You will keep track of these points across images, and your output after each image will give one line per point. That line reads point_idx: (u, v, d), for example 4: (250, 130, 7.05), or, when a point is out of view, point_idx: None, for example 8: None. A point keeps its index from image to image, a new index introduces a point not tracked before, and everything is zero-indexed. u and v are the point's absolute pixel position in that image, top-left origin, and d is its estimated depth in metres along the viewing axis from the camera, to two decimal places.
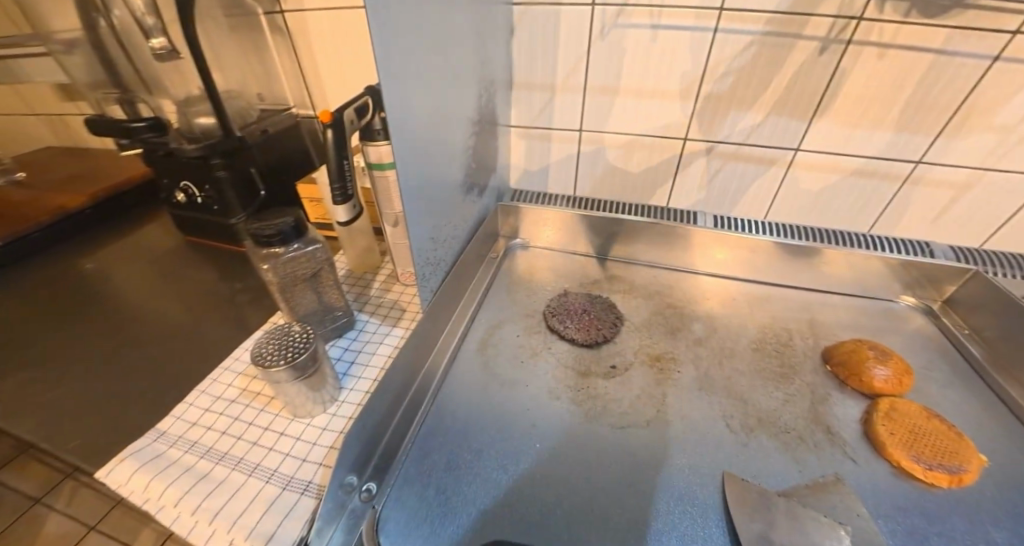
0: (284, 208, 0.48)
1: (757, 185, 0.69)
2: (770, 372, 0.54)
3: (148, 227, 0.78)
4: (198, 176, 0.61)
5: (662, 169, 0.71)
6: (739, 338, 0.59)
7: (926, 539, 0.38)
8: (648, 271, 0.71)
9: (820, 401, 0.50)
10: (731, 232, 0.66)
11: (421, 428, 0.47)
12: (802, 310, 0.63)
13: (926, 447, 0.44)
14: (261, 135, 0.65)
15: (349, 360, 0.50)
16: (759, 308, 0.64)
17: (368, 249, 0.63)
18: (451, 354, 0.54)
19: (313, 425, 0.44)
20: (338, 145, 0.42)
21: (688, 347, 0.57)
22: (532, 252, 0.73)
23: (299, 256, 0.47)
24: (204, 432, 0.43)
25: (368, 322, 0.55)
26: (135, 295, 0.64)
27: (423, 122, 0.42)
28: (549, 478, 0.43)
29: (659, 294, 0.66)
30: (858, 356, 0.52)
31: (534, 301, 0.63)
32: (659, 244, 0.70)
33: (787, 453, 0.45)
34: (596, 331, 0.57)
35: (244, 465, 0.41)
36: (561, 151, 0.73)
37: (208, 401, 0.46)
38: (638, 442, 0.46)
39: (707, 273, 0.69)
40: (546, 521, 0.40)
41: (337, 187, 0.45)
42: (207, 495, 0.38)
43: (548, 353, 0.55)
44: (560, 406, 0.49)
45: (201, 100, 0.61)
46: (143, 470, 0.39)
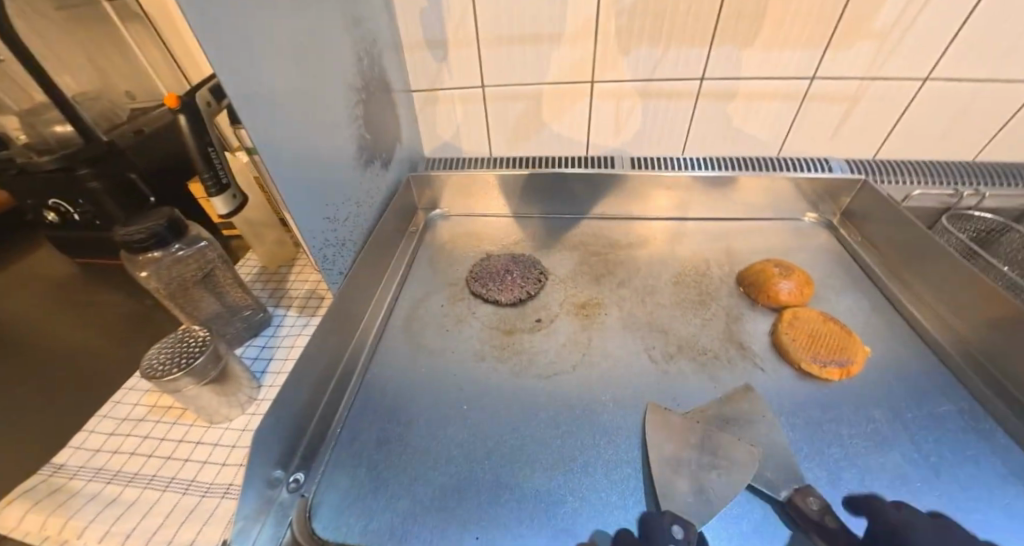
0: (156, 209, 0.44)
1: (669, 121, 0.69)
2: (688, 301, 0.56)
3: (31, 254, 0.71)
4: (66, 191, 0.56)
5: (576, 118, 0.71)
6: (660, 274, 0.61)
7: (820, 427, 0.42)
8: (574, 223, 0.71)
9: (733, 321, 0.53)
10: (646, 171, 0.66)
11: (349, 410, 0.46)
12: (719, 239, 0.65)
13: (822, 346, 0.47)
14: (134, 136, 0.58)
15: (266, 358, 0.49)
16: (679, 243, 0.65)
17: (280, 241, 0.60)
18: (376, 333, 0.53)
19: (231, 429, 0.43)
20: (195, 130, 0.40)
21: (612, 291, 0.59)
22: (456, 221, 0.71)
23: (183, 258, 0.44)
24: (110, 457, 0.41)
25: (284, 317, 0.53)
26: (24, 329, 0.59)
27: (282, 99, 0.38)
28: (479, 435, 0.43)
29: (584, 244, 0.67)
30: (765, 275, 0.54)
31: (459, 269, 0.62)
32: (580, 194, 0.69)
33: (702, 374, 0.48)
34: (518, 289, 0.58)
35: (157, 482, 0.39)
36: (471, 112, 0.71)
37: (111, 424, 0.44)
38: (564, 387, 0.47)
39: (629, 216, 0.70)
40: (478, 476, 0.41)
41: (207, 175, 0.41)
42: (116, 519, 0.36)
43: (473, 318, 0.55)
44: (488, 366, 0.50)
45: (49, 107, 0.55)
46: (41, 506, 0.37)
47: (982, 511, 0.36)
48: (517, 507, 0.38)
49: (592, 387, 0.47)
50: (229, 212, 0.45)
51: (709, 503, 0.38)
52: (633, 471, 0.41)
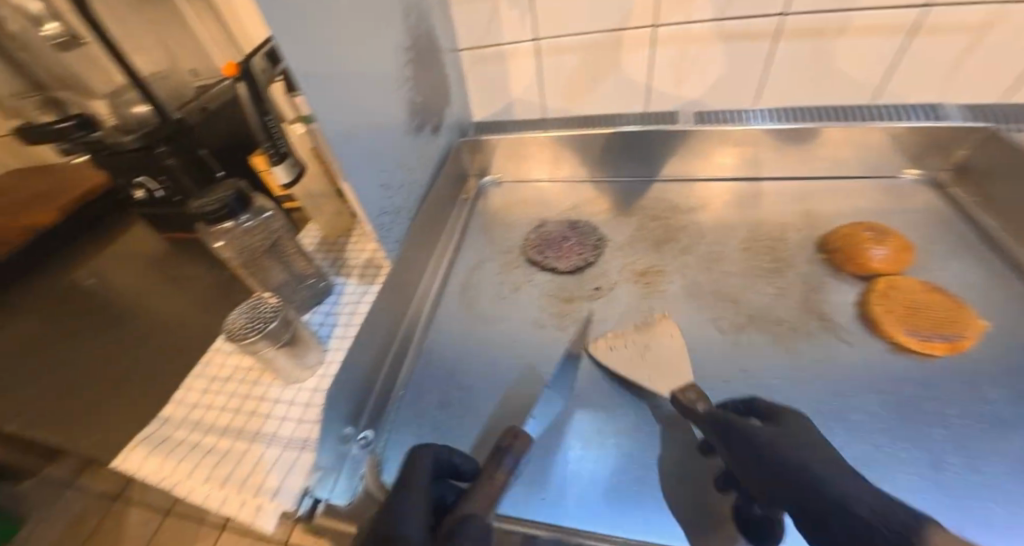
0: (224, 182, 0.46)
1: (741, 68, 0.62)
2: (762, 269, 0.52)
3: (126, 229, 0.78)
4: (150, 169, 0.60)
5: (635, 70, 0.65)
6: (728, 240, 0.56)
7: (920, 406, 0.38)
8: (631, 187, 0.67)
9: (814, 289, 0.48)
10: (718, 126, 0.60)
11: (410, 374, 0.48)
12: (798, 201, 0.59)
13: (925, 319, 0.42)
14: (200, 113, 0.60)
15: (331, 323, 0.51)
16: (750, 207, 0.60)
17: (337, 213, 0.61)
18: (433, 300, 0.54)
19: (305, 388, 0.46)
20: (253, 98, 0.41)
21: (675, 258, 0.55)
22: (507, 187, 0.70)
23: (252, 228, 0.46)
24: (204, 412, 0.45)
25: (345, 285, 0.55)
26: (128, 297, 0.66)
27: (336, 65, 0.38)
28: (538, 401, 0.43)
29: (643, 209, 0.63)
30: (856, 240, 0.48)
31: (512, 236, 0.61)
32: (639, 156, 0.65)
33: (777, 346, 0.44)
34: (576, 257, 0.56)
35: (245, 435, 0.43)
36: (521, 69, 0.68)
37: (203, 382, 0.48)
38: (625, 355, 0.46)
39: (694, 178, 0.65)
40: (537, 441, 0.41)
41: (267, 145, 0.43)
42: (214, 466, 0.40)
43: (530, 286, 0.54)
44: (545, 334, 0.49)
45: (129, 87, 0.58)
46: (154, 453, 0.42)
47: None
48: (578, 472, 0.38)
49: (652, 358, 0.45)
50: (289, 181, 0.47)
51: None
52: (700, 445, 0.39)
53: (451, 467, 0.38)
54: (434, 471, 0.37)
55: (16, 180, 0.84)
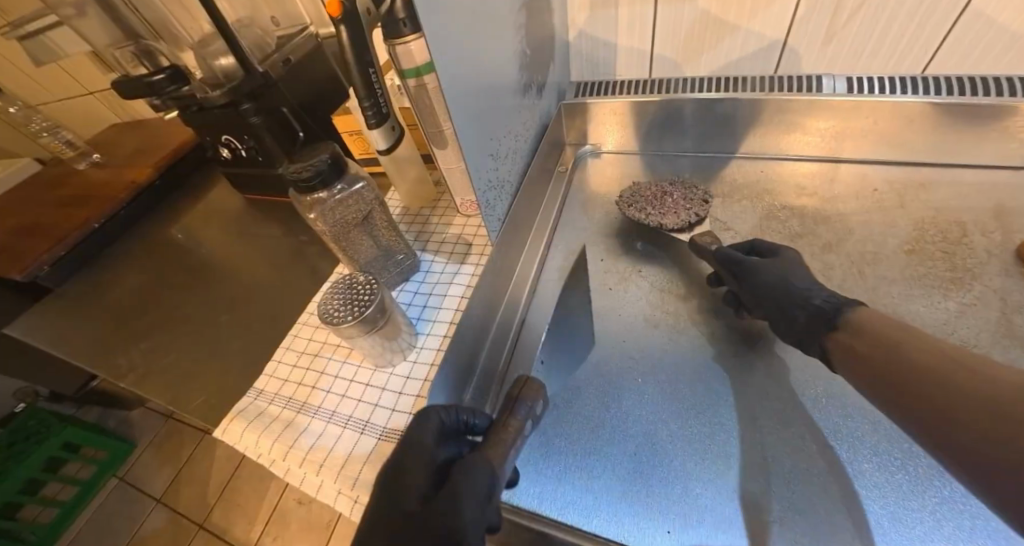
0: (317, 145, 0.42)
1: (918, 21, 0.50)
2: (936, 278, 0.42)
3: (210, 187, 0.78)
4: (235, 126, 0.57)
5: (776, 21, 0.54)
6: (887, 239, 0.46)
7: None
8: (756, 166, 0.57)
9: (1014, 310, 0.38)
10: (884, 96, 0.47)
11: (508, 368, 0.44)
12: (982, 195, 0.47)
13: None
14: (283, 66, 0.57)
15: (420, 304, 0.47)
16: (915, 198, 0.49)
17: (420, 180, 0.57)
18: (529, 286, 0.49)
19: (397, 374, 0.43)
20: (357, 46, 0.34)
21: (817, 256, 0.46)
22: (605, 159, 0.62)
23: (345, 199, 0.41)
24: (296, 388, 0.44)
25: (433, 262, 0.51)
26: (214, 258, 0.66)
27: (457, 10, 0.31)
28: (656, 414, 0.38)
29: (771, 194, 0.53)
30: None
31: (615, 217, 0.54)
32: (770, 130, 0.55)
33: None
34: (684, 213, 0.50)
35: (338, 417, 0.41)
36: (634, 18, 0.58)
37: (293, 357, 0.46)
38: (758, 370, 0.40)
39: (838, 158, 0.54)
40: (656, 461, 0.36)
41: (367, 104, 0.37)
42: (310, 448, 0.39)
43: (639, 278, 0.48)
44: (660, 335, 0.43)
45: (215, 37, 0.55)
46: (251, 427, 0.41)
47: None
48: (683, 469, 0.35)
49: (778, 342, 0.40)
50: (386, 146, 0.41)
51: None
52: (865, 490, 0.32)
53: (462, 425, 0.34)
54: (442, 430, 0.33)
55: (111, 134, 0.86)
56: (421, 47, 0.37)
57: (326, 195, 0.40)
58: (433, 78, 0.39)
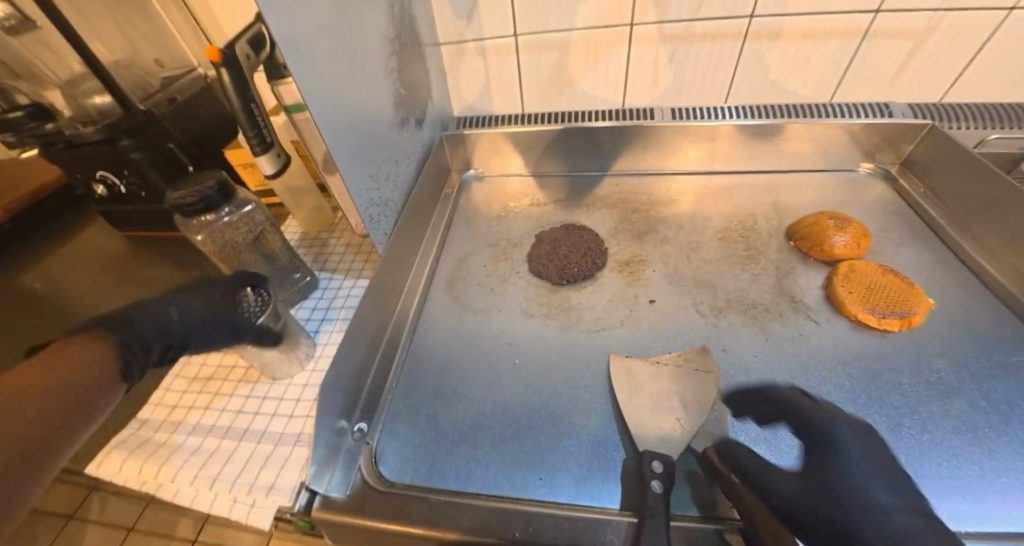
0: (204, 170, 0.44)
1: (713, 67, 0.67)
2: (737, 256, 0.55)
3: (81, 231, 0.73)
4: (113, 162, 0.56)
5: (613, 66, 0.69)
6: (705, 230, 0.59)
7: (878, 376, 0.42)
8: (611, 181, 0.68)
9: (785, 275, 0.52)
10: (691, 122, 0.62)
11: (403, 366, 0.47)
12: (767, 194, 0.63)
13: (881, 299, 0.46)
14: (169, 105, 0.60)
15: (319, 318, 0.50)
16: (724, 199, 0.63)
17: (317, 207, 0.60)
18: (422, 292, 0.54)
19: (294, 384, 0.45)
20: (239, 85, 0.39)
21: (657, 247, 0.57)
22: (490, 181, 0.70)
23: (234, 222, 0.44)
24: (186, 413, 0.44)
25: (331, 279, 0.54)
26: (93, 304, 0.62)
27: (326, 60, 0.38)
28: (531, 388, 0.45)
29: (623, 202, 0.65)
30: (819, 228, 0.52)
31: (497, 229, 0.62)
32: (620, 149, 0.67)
33: (753, 326, 0.48)
34: (578, 245, 0.58)
35: (233, 433, 0.42)
36: (502, 64, 0.69)
37: (183, 383, 0.46)
38: (612, 340, 0.48)
39: (671, 171, 0.68)
40: (530, 426, 0.42)
41: (252, 134, 0.41)
42: (202, 465, 0.39)
43: (517, 278, 0.55)
44: (535, 323, 0.50)
45: (87, 77, 0.55)
46: (133, 455, 0.40)
47: (936, 478, 0.35)
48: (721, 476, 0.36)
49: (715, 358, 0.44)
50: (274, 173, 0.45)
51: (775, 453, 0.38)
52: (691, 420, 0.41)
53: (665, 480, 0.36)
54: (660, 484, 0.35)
55: None
56: None
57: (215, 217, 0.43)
58: None
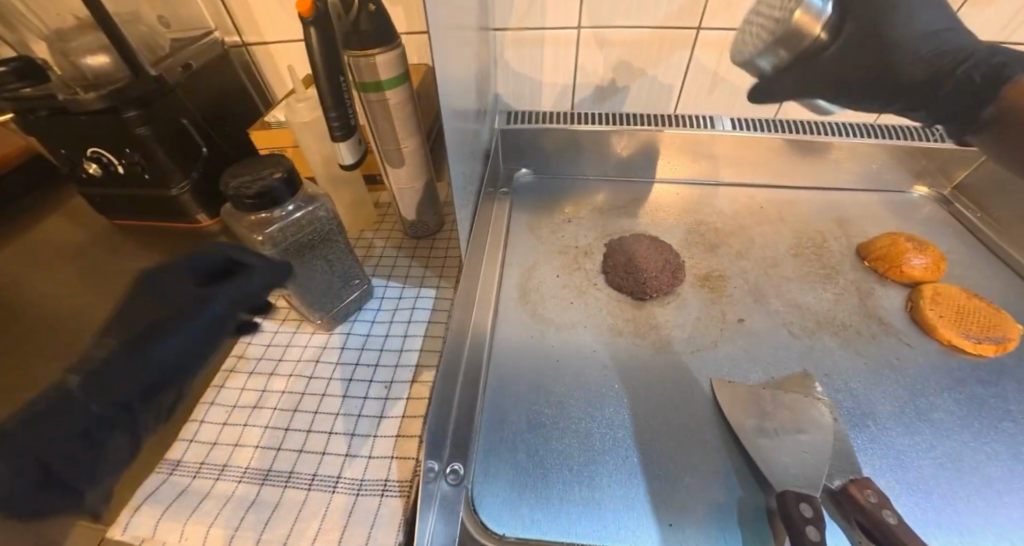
0: (259, 157, 0.38)
1: None
2: (815, 274, 0.53)
3: (48, 217, 0.60)
4: (111, 136, 0.47)
5: (670, 71, 0.65)
6: (778, 245, 0.57)
7: (985, 402, 0.41)
8: (667, 190, 0.65)
9: (867, 295, 0.51)
10: (756, 133, 0.61)
11: (488, 392, 0.42)
12: (830, 210, 0.61)
13: (973, 323, 0.46)
14: (182, 72, 0.51)
15: (382, 333, 0.44)
16: (789, 213, 0.61)
17: (359, 201, 0.54)
18: (494, 305, 0.48)
19: (366, 415, 0.38)
20: (326, 54, 0.35)
21: (733, 262, 0.55)
22: (542, 181, 0.66)
23: (296, 221, 0.39)
24: (232, 453, 0.36)
25: (387, 287, 0.49)
26: None
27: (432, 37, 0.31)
28: (637, 418, 0.40)
29: (687, 211, 0.62)
30: (897, 249, 0.52)
31: (562, 236, 0.57)
32: (680, 156, 0.64)
33: (850, 349, 0.46)
34: (654, 260, 0.53)
35: (297, 479, 0.34)
36: (558, 58, 0.64)
37: (222, 414, 0.38)
38: (710, 362, 0.45)
39: (729, 183, 0.65)
40: (645, 461, 0.38)
41: (333, 113, 0.38)
42: (265, 525, 0.32)
43: (594, 290, 0.51)
44: (624, 342, 0.46)
45: (82, 29, 0.45)
46: (172, 512, 0.32)
47: None
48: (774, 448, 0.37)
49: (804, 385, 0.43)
50: (352, 162, 0.42)
51: (911, 487, 0.36)
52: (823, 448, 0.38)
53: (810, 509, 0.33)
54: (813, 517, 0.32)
55: None
56: (387, 62, 0.36)
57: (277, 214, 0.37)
58: (395, 93, 0.38)
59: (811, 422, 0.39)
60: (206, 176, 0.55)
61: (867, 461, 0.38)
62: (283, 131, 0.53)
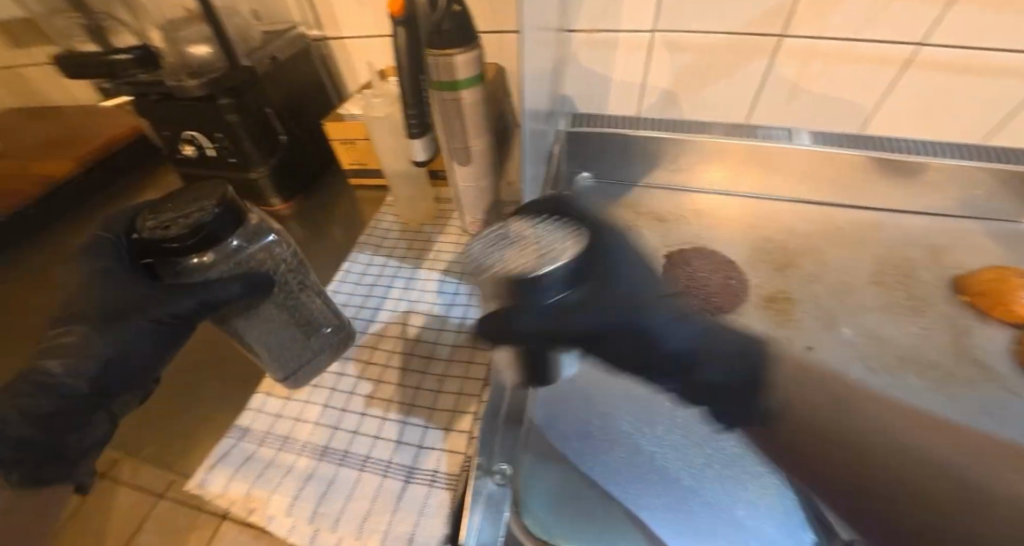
0: (202, 182, 0.33)
1: (859, 94, 0.60)
2: (901, 305, 0.49)
3: (148, 194, 0.67)
4: (205, 122, 0.51)
5: (747, 79, 0.62)
6: (857, 270, 0.52)
7: None
8: (734, 202, 0.62)
9: (963, 332, 0.46)
10: (841, 150, 0.56)
11: (537, 395, 0.41)
12: (922, 236, 0.56)
13: None
14: (270, 64, 0.54)
15: (438, 327, 0.45)
16: (872, 237, 0.56)
17: (421, 196, 0.56)
18: None
19: (418, 405, 0.39)
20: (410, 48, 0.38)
21: (804, 284, 0.51)
22: (603, 186, 0.64)
23: (238, 264, 0.34)
24: (294, 426, 0.38)
25: (444, 282, 0.50)
26: None
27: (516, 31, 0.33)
28: (690, 440, 0.39)
29: (755, 227, 0.58)
30: (1002, 285, 0.46)
31: (620, 244, 0.56)
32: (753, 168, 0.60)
33: (940, 392, 0.42)
34: (718, 281, 0.52)
35: (351, 459, 0.36)
36: (628, 62, 0.63)
37: (286, 389, 0.41)
38: None
39: (804, 200, 0.61)
40: (695, 486, 0.36)
41: (411, 110, 0.40)
42: (321, 498, 0.33)
43: (651, 303, 0.50)
44: None
45: (190, 21, 0.49)
46: (241, 474, 0.35)
47: None
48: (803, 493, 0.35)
49: None
50: (424, 158, 0.44)
51: None
52: None
53: None
54: None
55: (15, 118, 0.71)
56: (466, 63, 0.36)
57: (214, 253, 0.32)
58: (470, 93, 0.39)
59: None
60: (284, 164, 0.59)
61: None
62: (356, 125, 0.56)
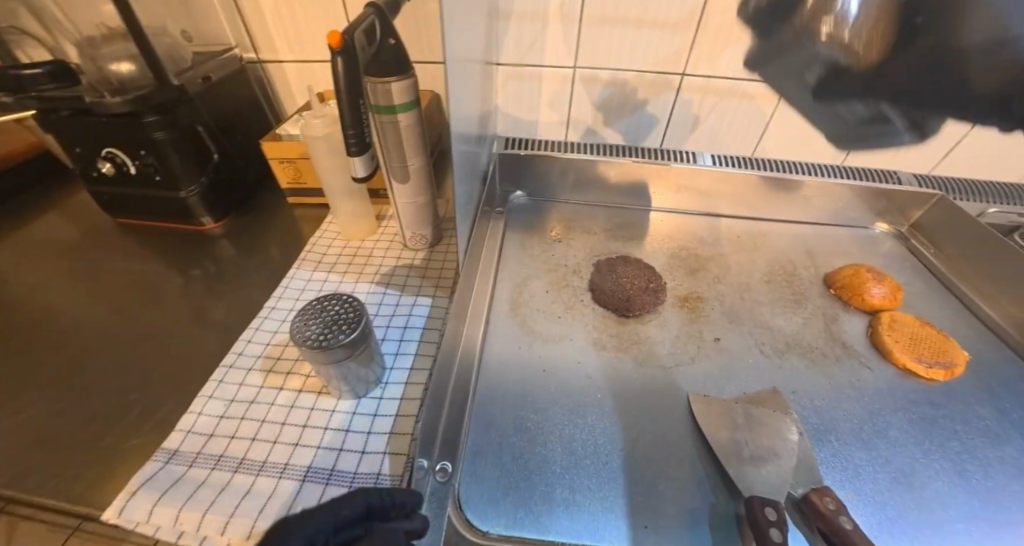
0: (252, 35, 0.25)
1: (747, 124, 0.70)
2: (786, 299, 0.58)
3: (48, 216, 0.61)
4: (128, 138, 0.49)
5: (657, 110, 0.70)
6: (752, 272, 0.61)
7: (935, 421, 0.45)
8: (652, 216, 0.69)
9: (832, 319, 0.55)
10: (734, 169, 0.65)
11: (477, 394, 0.44)
12: (800, 242, 0.66)
13: (925, 349, 0.50)
14: (203, 83, 0.54)
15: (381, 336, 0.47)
16: (762, 243, 0.65)
17: (361, 213, 0.57)
18: (486, 316, 0.51)
19: (361, 413, 0.40)
20: (348, 75, 0.38)
21: (711, 285, 0.59)
22: (535, 203, 0.69)
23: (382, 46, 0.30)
24: (227, 443, 0.37)
25: (386, 294, 0.51)
26: (59, 301, 0.51)
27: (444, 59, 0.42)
28: (620, 426, 0.43)
29: (670, 238, 0.65)
30: (858, 279, 0.56)
31: (553, 254, 0.61)
32: (666, 186, 0.68)
33: (815, 368, 0.50)
34: (640, 285, 0.57)
35: (292, 471, 0.36)
36: (555, 91, 0.69)
37: (219, 407, 0.40)
38: (687, 377, 0.48)
39: (708, 213, 0.70)
40: (620, 468, 0.40)
41: (350, 131, 0.41)
42: (258, 513, 0.33)
43: (581, 306, 0.54)
44: (607, 356, 0.49)
45: (113, 37, 0.48)
46: (167, 497, 0.33)
47: (1006, 519, 0.38)
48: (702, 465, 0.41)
49: (778, 403, 0.45)
50: (363, 174, 0.45)
51: (869, 498, 0.39)
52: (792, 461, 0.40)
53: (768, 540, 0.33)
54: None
55: None
56: (401, 89, 0.40)
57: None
58: (406, 116, 0.43)
59: (778, 444, 0.41)
60: (215, 182, 0.58)
61: (829, 474, 0.41)
62: (294, 144, 0.57)
